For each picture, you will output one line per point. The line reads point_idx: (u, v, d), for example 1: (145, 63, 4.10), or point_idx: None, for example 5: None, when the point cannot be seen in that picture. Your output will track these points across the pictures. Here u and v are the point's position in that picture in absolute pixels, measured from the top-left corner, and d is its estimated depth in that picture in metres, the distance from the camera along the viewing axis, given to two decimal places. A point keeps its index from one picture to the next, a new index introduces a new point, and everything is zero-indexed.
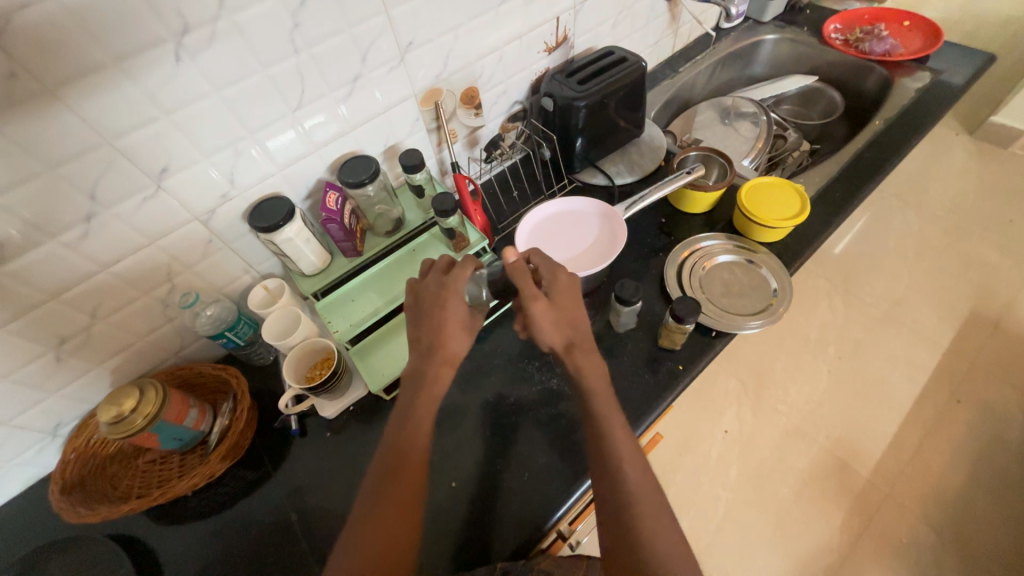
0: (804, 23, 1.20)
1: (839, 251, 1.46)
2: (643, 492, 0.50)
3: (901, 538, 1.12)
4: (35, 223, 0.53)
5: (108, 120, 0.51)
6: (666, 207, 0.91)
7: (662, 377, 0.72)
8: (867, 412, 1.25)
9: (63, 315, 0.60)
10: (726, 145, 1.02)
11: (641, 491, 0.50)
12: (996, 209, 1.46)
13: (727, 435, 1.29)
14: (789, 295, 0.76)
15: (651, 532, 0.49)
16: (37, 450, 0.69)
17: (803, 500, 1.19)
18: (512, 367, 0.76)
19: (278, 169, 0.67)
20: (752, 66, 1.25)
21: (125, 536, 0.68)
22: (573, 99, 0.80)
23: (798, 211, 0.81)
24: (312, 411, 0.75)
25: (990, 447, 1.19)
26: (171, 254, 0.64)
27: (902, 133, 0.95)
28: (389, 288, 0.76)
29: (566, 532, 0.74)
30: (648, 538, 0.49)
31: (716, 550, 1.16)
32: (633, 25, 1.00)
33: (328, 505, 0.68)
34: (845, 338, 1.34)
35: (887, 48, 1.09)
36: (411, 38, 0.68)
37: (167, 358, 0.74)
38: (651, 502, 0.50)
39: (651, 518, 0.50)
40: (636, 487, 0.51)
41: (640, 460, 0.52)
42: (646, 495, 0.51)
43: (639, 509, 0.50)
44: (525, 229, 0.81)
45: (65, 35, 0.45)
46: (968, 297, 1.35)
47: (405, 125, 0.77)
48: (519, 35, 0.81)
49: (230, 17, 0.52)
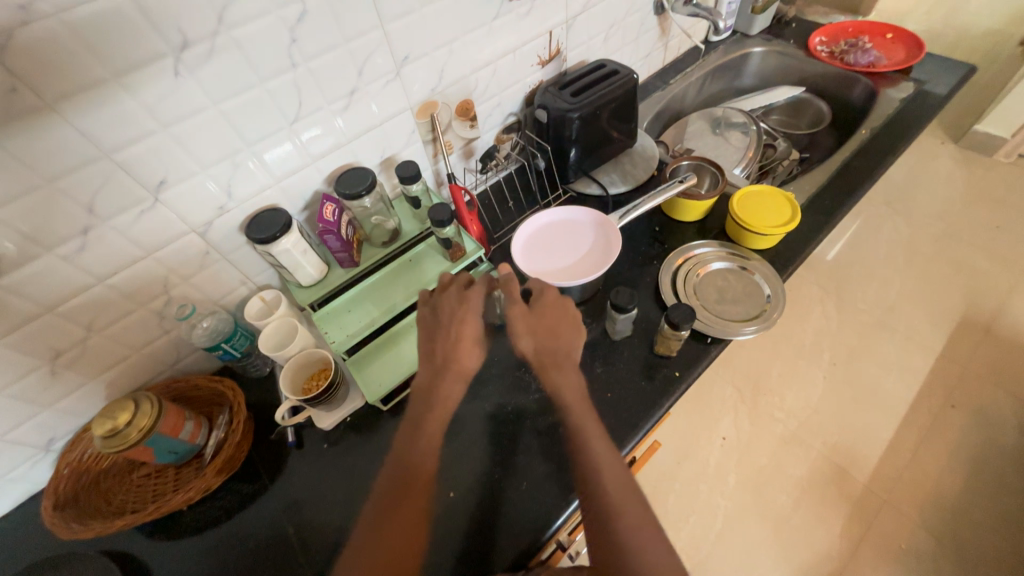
0: (790, 37, 1.23)
1: (831, 258, 1.48)
2: (626, 501, 0.50)
3: (901, 544, 1.12)
4: (32, 236, 0.53)
5: (107, 133, 0.52)
6: (660, 216, 0.92)
7: (659, 384, 0.73)
8: (863, 418, 1.26)
9: (59, 328, 0.60)
10: (718, 155, 1.03)
11: (623, 501, 0.50)
12: (983, 216, 1.48)
13: (725, 442, 1.29)
14: (783, 301, 0.77)
15: (638, 540, 0.48)
16: (29, 467, 0.68)
17: (803, 507, 1.18)
18: (509, 376, 0.76)
19: (276, 181, 0.68)
20: (741, 77, 1.28)
21: (119, 552, 0.67)
22: (566, 110, 0.81)
23: (789, 218, 0.83)
24: (309, 422, 0.75)
25: (985, 451, 1.20)
26: (167, 266, 0.65)
27: (888, 141, 0.97)
28: (386, 298, 0.76)
29: (566, 542, 0.73)
30: (637, 548, 0.48)
31: (717, 559, 1.15)
32: (624, 39, 1.02)
33: (325, 517, 0.67)
34: (839, 344, 1.36)
35: (872, 59, 1.12)
36: (406, 52, 0.69)
37: (162, 370, 0.74)
38: (634, 509, 0.50)
39: (634, 529, 0.49)
40: (618, 497, 0.51)
41: (623, 470, 0.53)
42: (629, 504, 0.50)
43: (621, 518, 0.49)
44: (522, 239, 0.81)
45: (66, 50, 0.46)
46: (958, 302, 1.36)
47: (401, 138, 0.78)
48: (512, 49, 0.82)
49: (229, 33, 0.53)
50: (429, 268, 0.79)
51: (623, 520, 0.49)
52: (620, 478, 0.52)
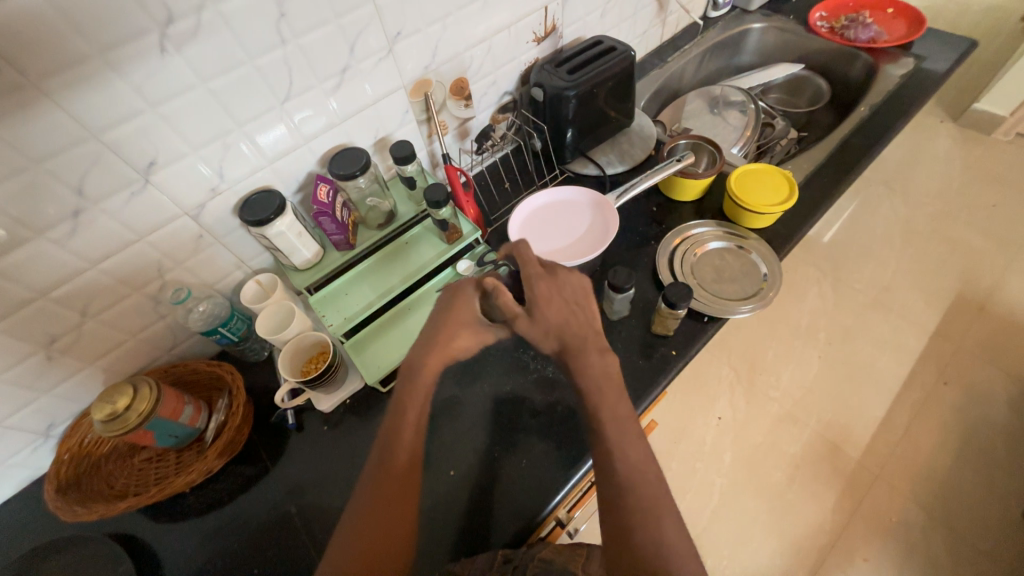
0: (790, 12, 1.21)
1: (828, 239, 1.48)
2: (644, 483, 0.50)
3: (892, 517, 1.15)
4: (21, 219, 0.52)
5: (94, 113, 0.50)
6: (657, 196, 0.92)
7: (656, 363, 0.73)
8: (857, 396, 1.27)
9: (52, 314, 0.60)
10: (715, 134, 1.02)
11: (640, 483, 0.50)
12: (980, 195, 1.48)
13: (721, 421, 1.30)
14: (779, 280, 0.77)
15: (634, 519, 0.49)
16: (30, 453, 0.68)
17: (797, 483, 1.21)
18: (508, 357, 0.76)
19: (268, 163, 0.67)
20: (740, 55, 1.26)
21: (124, 534, 0.68)
22: (562, 88, 0.80)
23: (787, 195, 0.82)
24: (309, 405, 0.75)
25: (976, 426, 1.22)
26: (161, 251, 0.64)
27: (887, 119, 0.96)
28: (383, 281, 0.76)
29: (565, 519, 0.74)
30: (648, 531, 0.48)
31: (713, 533, 1.18)
32: (621, 15, 1.00)
33: (327, 497, 0.68)
34: (835, 324, 1.36)
35: (872, 35, 1.10)
36: (399, 28, 0.68)
37: (160, 355, 0.74)
38: (652, 494, 0.50)
39: (647, 512, 0.49)
40: (634, 480, 0.50)
41: None
42: (645, 487, 0.50)
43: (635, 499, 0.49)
44: (518, 223, 0.81)
45: (48, 26, 0.44)
46: (954, 281, 1.37)
47: (395, 117, 0.77)
48: (507, 25, 0.81)
49: (215, 8, 0.52)
50: (425, 250, 0.79)
51: (638, 503, 0.49)
52: (641, 463, 0.52)
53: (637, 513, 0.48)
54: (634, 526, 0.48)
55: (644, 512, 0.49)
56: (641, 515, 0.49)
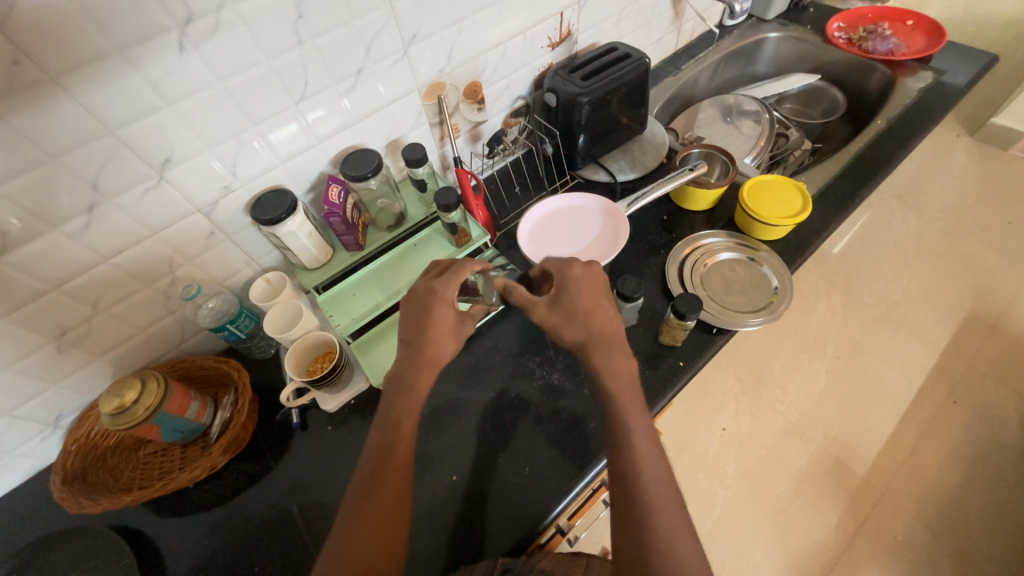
0: (806, 22, 1.20)
1: (838, 251, 1.47)
2: (666, 501, 0.47)
3: (897, 536, 1.13)
4: (36, 212, 0.53)
5: (111, 110, 0.51)
6: (668, 205, 0.91)
7: (663, 373, 0.72)
8: (864, 412, 1.26)
9: (64, 306, 0.60)
10: (728, 143, 1.02)
11: (662, 503, 0.47)
12: (995, 212, 1.46)
13: (725, 433, 1.29)
14: (791, 293, 0.77)
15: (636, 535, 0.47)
16: (38, 443, 0.69)
17: (800, 498, 1.19)
18: (514, 362, 0.76)
19: (281, 162, 0.67)
20: (755, 64, 1.26)
21: (128, 526, 0.68)
22: (576, 95, 0.79)
23: (795, 189, 0.84)
24: (312, 404, 0.75)
25: (985, 446, 1.20)
26: (173, 246, 0.64)
27: (903, 133, 0.95)
28: (391, 282, 0.76)
29: (566, 527, 0.73)
30: (663, 547, 0.45)
31: (713, 546, 1.17)
32: (636, 22, 0.99)
33: (329, 497, 0.68)
34: (843, 338, 1.35)
35: (891, 47, 1.08)
36: (415, 31, 0.68)
37: (168, 350, 0.74)
38: (671, 512, 0.47)
39: (658, 529, 0.46)
40: (652, 494, 0.47)
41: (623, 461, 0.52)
42: (663, 503, 0.47)
43: (656, 520, 0.46)
44: (541, 211, 0.82)
45: (68, 23, 0.45)
46: (967, 298, 1.35)
47: (408, 119, 0.77)
48: (522, 30, 0.81)
49: (234, 7, 0.52)
50: (434, 253, 0.78)
51: (657, 521, 0.46)
52: (662, 475, 0.49)
53: (656, 530, 0.46)
54: (654, 544, 0.45)
55: (661, 532, 0.46)
56: (662, 533, 0.46)
